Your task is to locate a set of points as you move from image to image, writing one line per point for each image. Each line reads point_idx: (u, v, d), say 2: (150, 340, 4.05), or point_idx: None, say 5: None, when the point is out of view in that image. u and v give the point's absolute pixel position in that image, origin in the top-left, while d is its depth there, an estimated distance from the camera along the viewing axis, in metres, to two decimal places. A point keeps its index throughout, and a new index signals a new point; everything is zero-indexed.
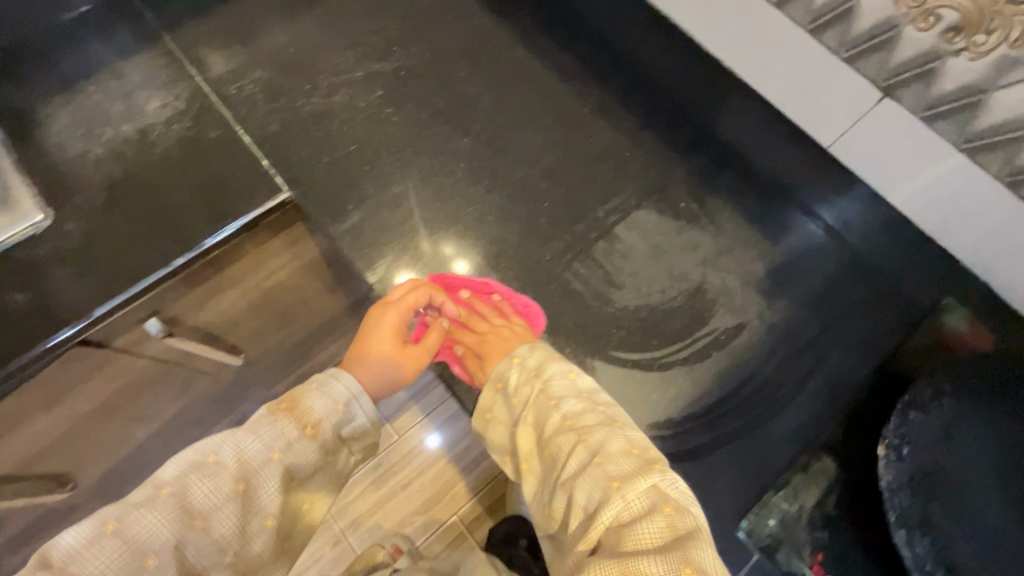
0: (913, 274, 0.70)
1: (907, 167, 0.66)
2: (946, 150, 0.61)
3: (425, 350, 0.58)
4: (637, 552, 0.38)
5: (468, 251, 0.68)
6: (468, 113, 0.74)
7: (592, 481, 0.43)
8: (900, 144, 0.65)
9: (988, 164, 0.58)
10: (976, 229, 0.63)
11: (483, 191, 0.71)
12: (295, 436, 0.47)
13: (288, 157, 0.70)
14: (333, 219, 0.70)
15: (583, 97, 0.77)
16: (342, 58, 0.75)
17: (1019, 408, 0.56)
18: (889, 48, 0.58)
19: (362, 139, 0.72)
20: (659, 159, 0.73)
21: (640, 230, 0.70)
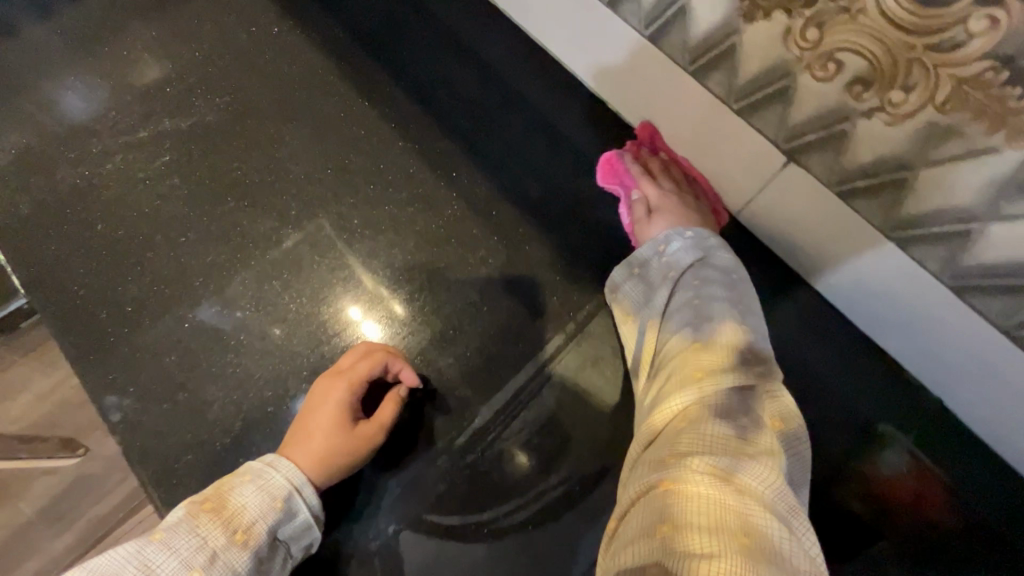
0: (846, 388, 0.52)
1: (828, 250, 0.49)
2: (871, 238, 0.45)
3: (376, 426, 0.49)
4: (691, 449, 0.39)
5: (252, 369, 0.52)
6: (276, 180, 0.58)
7: (682, 369, 0.45)
8: (814, 223, 0.49)
9: (926, 260, 0.42)
10: (918, 334, 0.47)
11: (283, 284, 0.55)
12: (222, 544, 0.41)
13: (29, 248, 0.54)
14: (74, 327, 0.52)
15: (428, 152, 0.60)
16: (123, 115, 0.60)
17: None
18: (784, 100, 0.43)
19: (131, 219, 0.56)
20: (517, 236, 0.57)
21: (485, 336, 0.54)
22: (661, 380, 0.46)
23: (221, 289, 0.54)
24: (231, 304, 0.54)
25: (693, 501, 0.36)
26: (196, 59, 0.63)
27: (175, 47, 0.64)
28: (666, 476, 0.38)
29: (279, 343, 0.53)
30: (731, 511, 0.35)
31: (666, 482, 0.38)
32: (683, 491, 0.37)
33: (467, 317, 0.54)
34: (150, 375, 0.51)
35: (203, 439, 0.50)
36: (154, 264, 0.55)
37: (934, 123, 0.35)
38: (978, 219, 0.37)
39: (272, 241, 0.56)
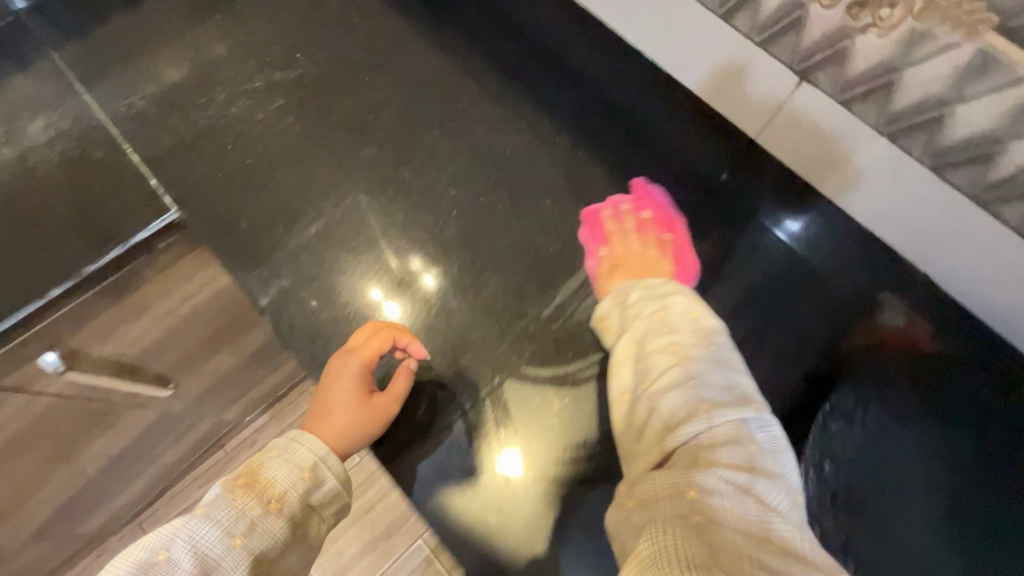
0: (844, 265, 0.64)
1: (834, 153, 0.61)
2: (868, 135, 0.57)
3: (391, 398, 0.56)
4: (710, 469, 0.45)
5: (367, 265, 0.63)
6: (373, 118, 0.70)
7: (687, 398, 0.50)
8: (822, 131, 0.60)
9: (911, 146, 0.54)
10: (909, 216, 0.59)
11: (388, 198, 0.66)
12: (259, 513, 0.48)
13: (177, 174, 0.66)
14: (221, 234, 0.63)
15: (497, 94, 0.72)
16: (241, 69, 0.72)
17: (949, 404, 0.57)
18: (797, 29, 0.55)
19: (258, 151, 0.67)
20: (575, 160, 0.69)
21: (556, 235, 0.66)
22: (656, 416, 0.50)
23: (337, 205, 0.65)
24: (346, 218, 0.65)
25: (720, 512, 0.41)
26: (294, 24, 0.75)
27: (276, 14, 0.75)
28: (692, 486, 0.44)
29: (387, 246, 0.64)
30: (754, 526, 0.41)
31: (692, 490, 0.43)
32: (710, 501, 0.42)
33: (540, 224, 0.66)
34: (287, 272, 0.62)
35: (333, 320, 0.60)
36: (279, 186, 0.66)
37: (914, 29, 0.47)
38: (948, 104, 0.49)
39: (374, 165, 0.68)
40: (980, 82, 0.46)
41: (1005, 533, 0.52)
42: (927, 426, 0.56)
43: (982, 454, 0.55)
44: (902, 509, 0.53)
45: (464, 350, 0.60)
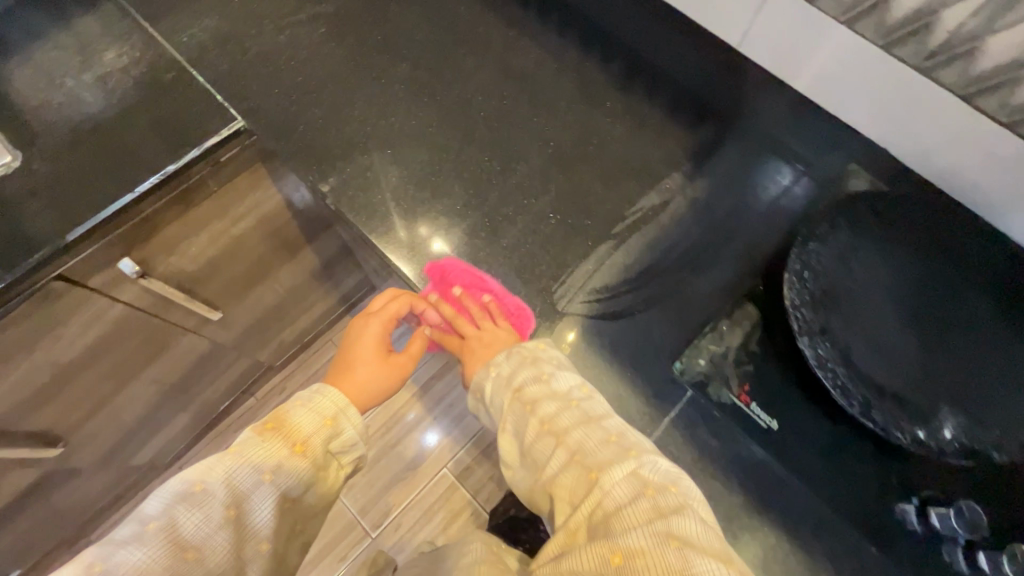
0: (816, 143, 0.76)
1: (803, 48, 0.71)
2: (830, 25, 0.66)
3: (407, 357, 0.72)
4: (624, 530, 0.46)
5: (408, 160, 0.73)
6: (405, 42, 0.80)
7: (578, 472, 0.53)
8: (791, 30, 0.70)
9: (865, 29, 0.63)
10: (867, 99, 0.69)
11: (423, 106, 0.76)
12: (286, 455, 0.58)
13: (237, 92, 0.76)
14: (278, 139, 0.73)
15: (510, 21, 0.83)
16: (285, 4, 0.82)
17: (908, 228, 0.62)
18: None
19: (307, 71, 0.77)
20: (582, 71, 0.80)
21: (570, 130, 0.76)
22: (561, 495, 0.53)
23: (380, 113, 0.75)
24: (389, 123, 0.75)
25: (644, 569, 0.43)
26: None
27: None
28: (614, 553, 0.45)
29: (426, 145, 0.74)
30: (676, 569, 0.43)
31: (615, 554, 0.45)
32: (634, 561, 0.44)
33: (556, 124, 0.76)
34: (341, 168, 0.72)
35: (384, 204, 0.70)
36: (327, 98, 0.76)
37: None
38: None
39: (409, 80, 0.78)
40: None
41: (960, 335, 0.57)
42: (896, 247, 0.61)
43: (941, 272, 0.60)
44: (871, 308, 0.58)
45: (497, 227, 0.70)
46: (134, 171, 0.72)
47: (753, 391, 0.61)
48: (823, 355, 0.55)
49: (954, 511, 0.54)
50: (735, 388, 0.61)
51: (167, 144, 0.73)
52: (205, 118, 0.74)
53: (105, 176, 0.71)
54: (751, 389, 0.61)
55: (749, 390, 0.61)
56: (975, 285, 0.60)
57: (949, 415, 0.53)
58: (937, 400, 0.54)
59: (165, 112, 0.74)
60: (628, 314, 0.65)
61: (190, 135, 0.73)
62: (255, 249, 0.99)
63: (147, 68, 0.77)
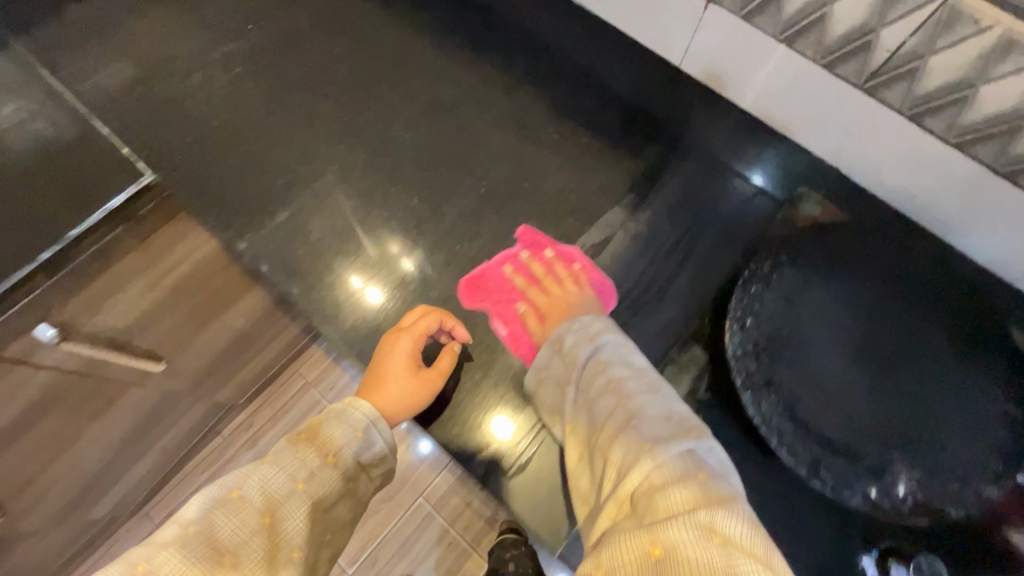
0: (765, 162, 0.71)
1: (745, 67, 0.63)
2: (768, 43, 0.58)
3: (437, 372, 0.57)
4: (665, 515, 0.38)
5: (329, 209, 0.68)
6: (326, 81, 0.75)
7: (630, 443, 0.46)
8: (734, 48, 0.62)
9: (806, 48, 0.56)
10: (819, 121, 0.61)
11: (346, 150, 0.72)
12: (318, 465, 0.46)
13: (147, 143, 0.72)
14: (190, 196, 0.69)
15: (440, 49, 0.78)
16: (197, 45, 0.76)
17: (856, 253, 0.60)
18: None
19: (223, 118, 0.73)
20: (514, 99, 0.75)
21: (503, 164, 0.71)
22: (611, 465, 0.47)
23: (297, 161, 0.71)
24: (308, 173, 0.70)
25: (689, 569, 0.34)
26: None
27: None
28: (655, 544, 0.36)
29: (349, 192, 0.69)
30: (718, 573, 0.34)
31: (656, 545, 0.36)
32: (678, 556, 0.35)
33: (490, 163, 0.72)
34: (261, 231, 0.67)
35: (305, 258, 0.66)
36: (243, 148, 0.71)
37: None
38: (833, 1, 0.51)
39: (332, 122, 0.73)
40: None
41: (913, 378, 0.55)
42: (842, 279, 0.58)
43: (897, 307, 0.57)
44: (818, 354, 0.56)
45: (426, 276, 0.65)
46: (36, 233, 0.68)
47: None
48: (766, 412, 0.53)
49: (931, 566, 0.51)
50: None
51: (75, 206, 0.70)
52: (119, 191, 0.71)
53: (2, 240, 0.68)
54: None
55: None
56: (930, 316, 0.57)
57: (901, 468, 0.53)
58: (888, 451, 0.53)
59: (69, 171, 0.72)
60: None
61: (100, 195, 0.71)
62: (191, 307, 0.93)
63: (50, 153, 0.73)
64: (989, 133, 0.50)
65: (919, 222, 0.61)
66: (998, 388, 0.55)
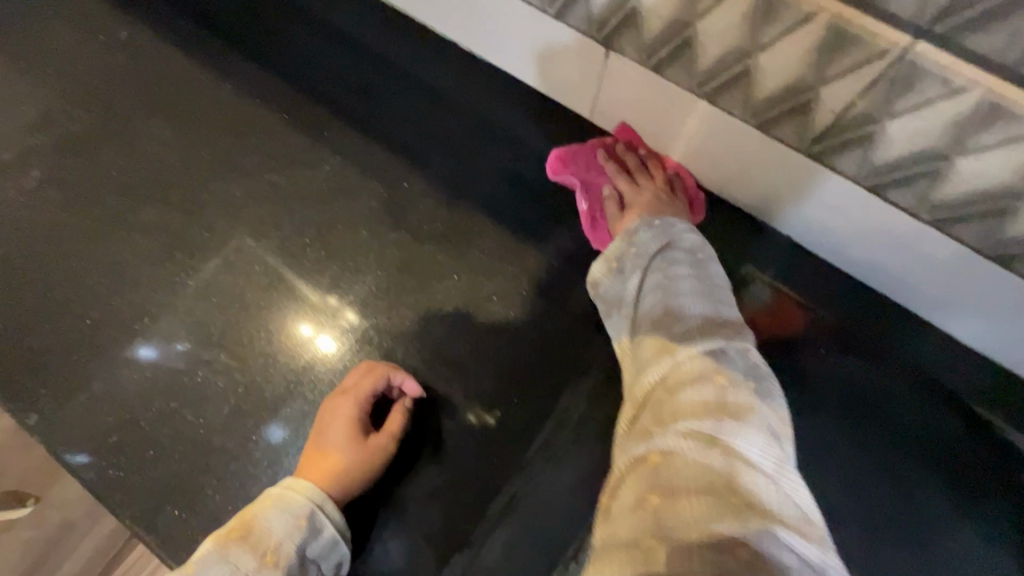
0: (758, 254, 0.64)
1: (724, 153, 0.61)
2: (743, 129, 0.56)
3: (386, 437, 0.58)
4: (669, 428, 0.44)
5: (178, 286, 0.64)
6: (152, 160, 0.70)
7: (659, 336, 0.52)
8: (709, 135, 0.60)
9: (785, 132, 0.53)
10: (816, 214, 0.59)
11: (185, 226, 0.66)
12: (253, 567, 0.49)
13: (12, 217, 0.65)
14: (87, 279, 0.63)
15: (320, 120, 0.72)
16: (18, 110, 0.71)
17: (845, 411, 0.59)
18: (636, 22, 0.54)
19: (58, 186, 0.67)
20: (421, 178, 0.69)
21: (457, 243, 0.66)
22: (638, 355, 0.54)
23: (158, 262, 0.65)
24: (173, 278, 0.64)
25: (678, 476, 0.41)
26: (65, 68, 0.74)
27: (46, 55, 0.74)
28: (651, 451, 0.44)
29: (199, 307, 0.63)
30: (716, 475, 0.40)
31: (654, 453, 0.43)
32: (672, 463, 0.42)
33: (369, 281, 0.65)
34: (64, 403, 0.58)
35: (205, 341, 0.62)
36: (98, 215, 0.66)
37: (754, 10, 0.46)
38: (811, 88, 0.48)
39: (187, 196, 0.68)
40: (835, 64, 0.45)
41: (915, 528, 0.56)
42: (822, 438, 0.59)
43: (896, 497, 0.57)
44: None
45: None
46: None
47: None
48: None
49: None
50: None
51: None
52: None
53: None
54: None
55: None
56: (923, 483, 0.57)
57: None
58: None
59: None
60: (506, 458, 0.59)
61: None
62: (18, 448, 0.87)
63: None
64: (970, 213, 0.48)
65: (897, 300, 0.61)
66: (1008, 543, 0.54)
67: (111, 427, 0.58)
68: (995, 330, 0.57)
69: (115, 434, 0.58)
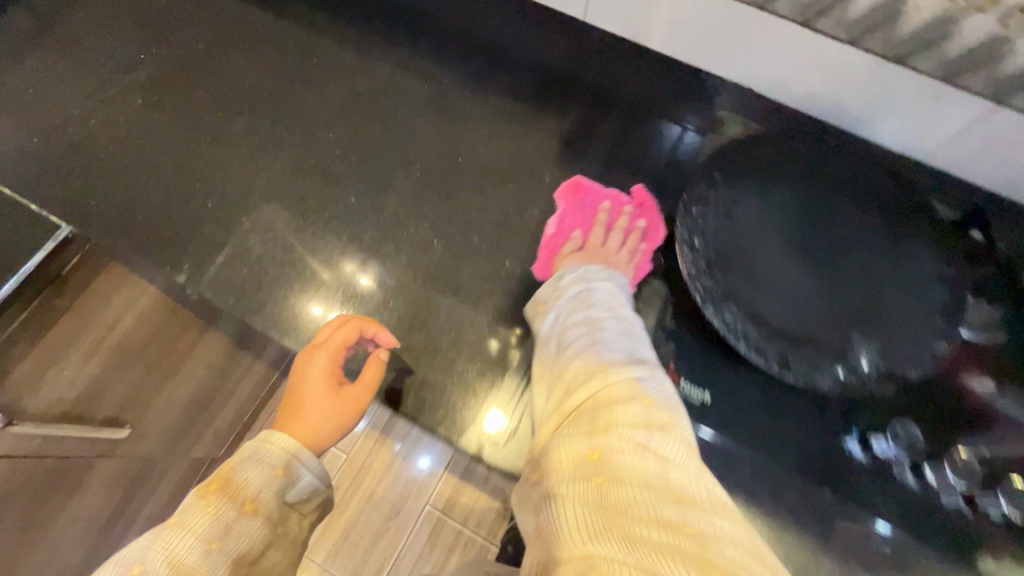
0: (727, 105, 0.83)
1: (693, 28, 0.75)
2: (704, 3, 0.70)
3: (361, 389, 0.69)
4: (609, 433, 0.48)
5: (274, 174, 0.79)
6: (235, 81, 0.84)
7: (591, 361, 0.57)
8: (679, 15, 0.74)
9: None
10: (767, 58, 0.75)
11: (272, 128, 0.81)
12: (234, 515, 0.58)
13: (130, 133, 0.80)
14: (202, 173, 0.78)
15: (369, 41, 0.88)
16: (116, 50, 0.85)
17: (793, 175, 0.68)
18: None
19: (162, 107, 0.82)
20: (457, 76, 0.86)
21: (495, 121, 0.83)
22: (564, 380, 0.58)
23: (255, 158, 0.79)
24: (270, 167, 0.79)
25: (621, 464, 0.45)
26: (140, 20, 0.87)
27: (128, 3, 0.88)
28: (594, 449, 0.47)
29: (295, 190, 0.78)
30: (653, 475, 0.45)
31: (595, 450, 0.47)
32: (612, 457, 0.46)
33: (429, 156, 0.80)
34: (202, 264, 0.73)
35: (306, 215, 0.77)
36: (200, 126, 0.81)
37: None
38: None
39: (269, 106, 0.83)
40: None
41: (867, 260, 0.64)
42: (775, 198, 0.66)
43: (849, 236, 0.65)
44: (774, 271, 0.62)
45: (429, 246, 0.76)
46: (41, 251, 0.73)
47: (678, 369, 0.66)
48: (731, 321, 0.59)
49: (1005, 497, 0.57)
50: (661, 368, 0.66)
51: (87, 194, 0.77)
52: (134, 199, 0.76)
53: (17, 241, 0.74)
54: (676, 367, 0.66)
55: (675, 368, 0.66)
56: (865, 224, 0.66)
57: (863, 347, 0.58)
58: (848, 333, 0.59)
59: (72, 173, 0.78)
60: (558, 277, 0.74)
61: (126, 164, 0.78)
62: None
63: (66, 190, 0.78)
64: (875, 24, 0.64)
65: (839, 123, 0.79)
66: (947, 269, 0.64)
67: (245, 281, 0.73)
68: (910, 129, 0.74)
69: (250, 285, 0.73)
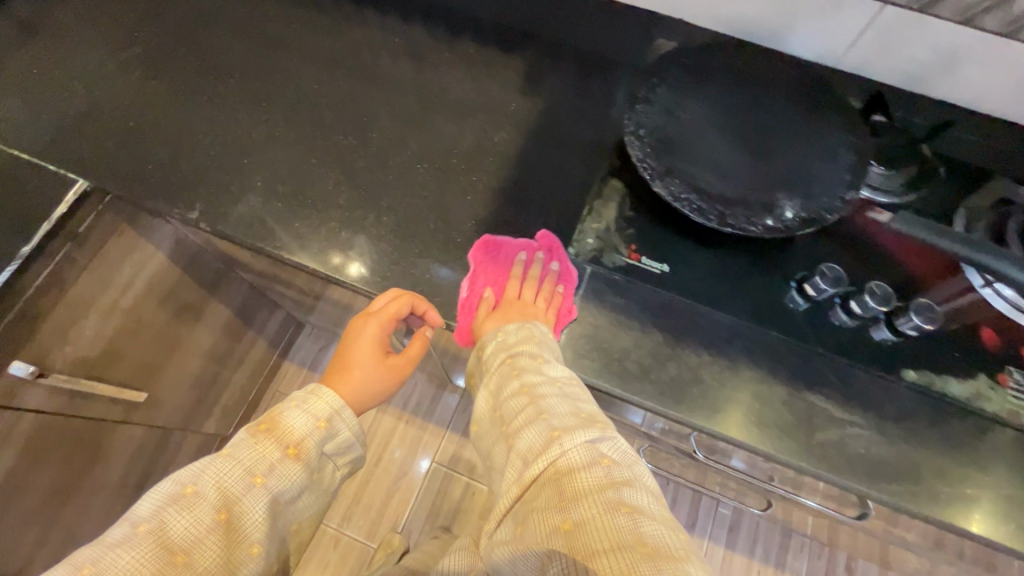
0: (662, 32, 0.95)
1: None
2: None
3: (404, 359, 0.82)
4: (577, 503, 0.54)
5: (268, 120, 0.88)
6: (225, 46, 0.94)
7: (541, 430, 0.62)
8: None
9: None
10: None
11: (262, 83, 0.91)
12: (280, 456, 0.67)
13: (132, 94, 0.89)
14: (203, 124, 0.87)
15: (342, 6, 0.99)
16: (113, 27, 0.95)
17: (719, 77, 0.80)
18: None
19: (160, 72, 0.91)
20: (423, 30, 0.97)
21: (461, 64, 0.94)
22: (518, 450, 0.63)
23: (250, 109, 0.89)
24: (264, 115, 0.88)
25: (593, 534, 0.52)
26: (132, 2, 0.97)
27: None
28: (567, 519, 0.53)
29: (288, 132, 0.87)
30: (626, 534, 0.51)
31: (567, 521, 0.53)
32: (583, 526, 0.52)
33: (405, 96, 0.91)
34: (210, 199, 0.82)
35: (300, 152, 0.86)
36: (196, 85, 0.90)
37: None
38: None
39: (257, 65, 0.93)
40: None
41: (787, 140, 0.75)
42: (706, 96, 0.78)
43: (769, 122, 0.77)
44: (708, 151, 0.73)
45: (413, 170, 0.85)
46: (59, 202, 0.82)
47: (640, 248, 0.75)
48: (674, 190, 0.70)
49: (915, 313, 0.69)
50: (625, 250, 0.75)
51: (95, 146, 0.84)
52: (141, 148, 0.85)
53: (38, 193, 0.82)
54: (637, 246, 0.75)
55: (637, 249, 0.75)
56: (782, 111, 0.78)
57: (787, 202, 0.70)
58: (775, 193, 0.70)
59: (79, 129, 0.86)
60: (530, 186, 0.84)
61: (131, 120, 0.87)
62: (154, 317, 1.11)
63: (73, 144, 0.85)
64: None
65: (760, 39, 0.91)
66: (853, 137, 0.76)
67: (250, 210, 0.82)
68: (815, 37, 0.87)
69: (255, 212, 0.81)
